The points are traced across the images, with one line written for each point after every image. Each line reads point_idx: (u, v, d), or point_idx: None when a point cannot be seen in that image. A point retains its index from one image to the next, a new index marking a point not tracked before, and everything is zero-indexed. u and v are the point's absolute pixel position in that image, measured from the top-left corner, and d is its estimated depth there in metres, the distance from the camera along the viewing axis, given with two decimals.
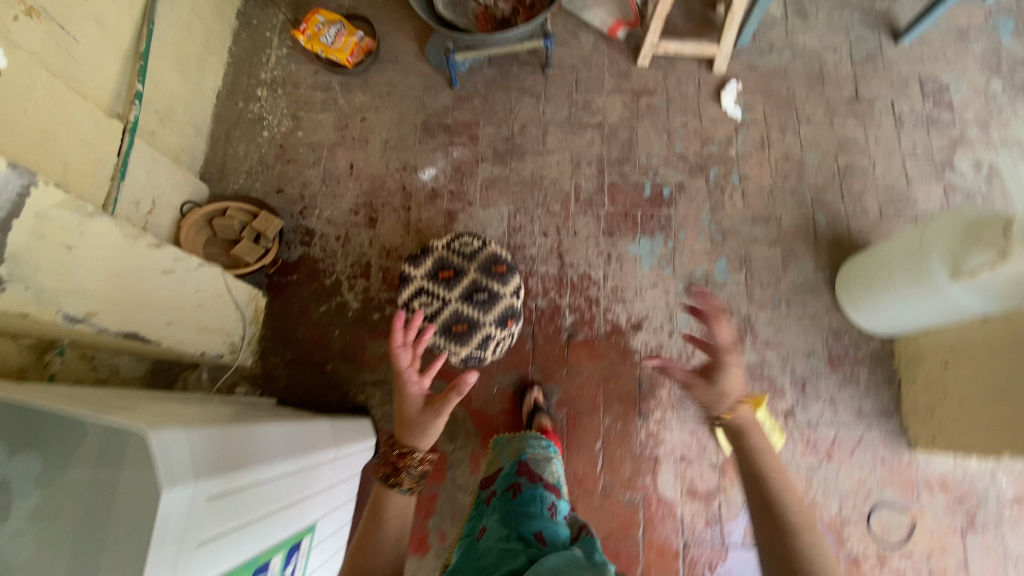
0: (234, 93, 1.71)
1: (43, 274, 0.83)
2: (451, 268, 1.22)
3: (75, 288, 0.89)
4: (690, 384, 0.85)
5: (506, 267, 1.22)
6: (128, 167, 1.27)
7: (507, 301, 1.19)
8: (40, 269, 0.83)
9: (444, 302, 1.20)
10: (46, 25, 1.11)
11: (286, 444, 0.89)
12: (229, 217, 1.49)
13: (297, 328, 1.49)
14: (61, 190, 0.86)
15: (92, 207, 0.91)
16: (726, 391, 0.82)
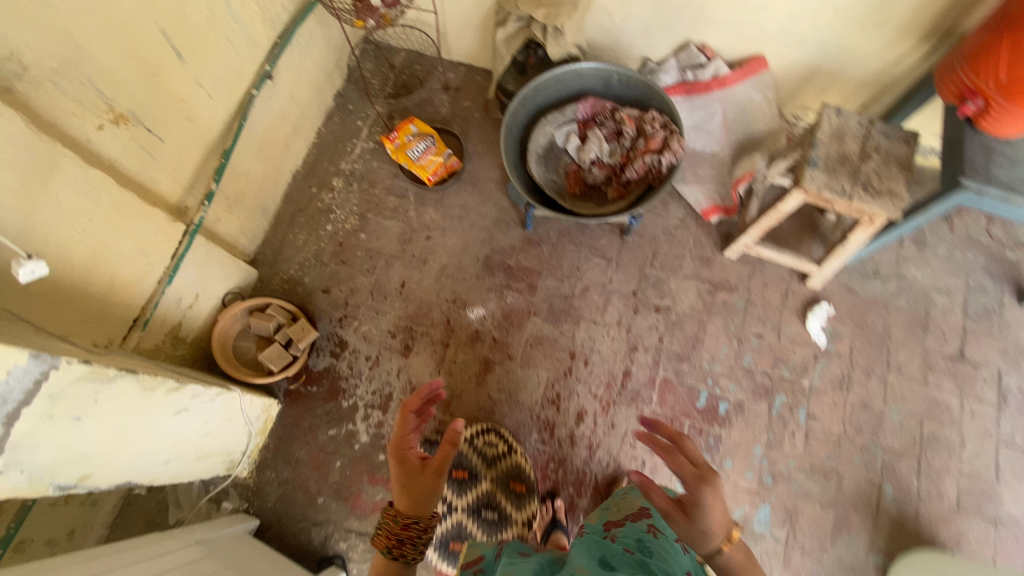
0: (311, 177, 1.70)
1: (43, 454, 0.78)
2: (466, 468, 1.12)
3: (76, 456, 0.84)
4: (670, 513, 0.82)
5: (526, 487, 1.12)
6: (180, 267, 1.24)
7: (516, 531, 1.07)
8: (42, 449, 0.78)
9: (449, 507, 1.09)
10: (133, 131, 1.09)
11: None
12: (268, 315, 1.45)
13: (301, 446, 1.43)
14: (85, 362, 0.81)
15: (114, 371, 0.86)
16: (710, 525, 0.80)
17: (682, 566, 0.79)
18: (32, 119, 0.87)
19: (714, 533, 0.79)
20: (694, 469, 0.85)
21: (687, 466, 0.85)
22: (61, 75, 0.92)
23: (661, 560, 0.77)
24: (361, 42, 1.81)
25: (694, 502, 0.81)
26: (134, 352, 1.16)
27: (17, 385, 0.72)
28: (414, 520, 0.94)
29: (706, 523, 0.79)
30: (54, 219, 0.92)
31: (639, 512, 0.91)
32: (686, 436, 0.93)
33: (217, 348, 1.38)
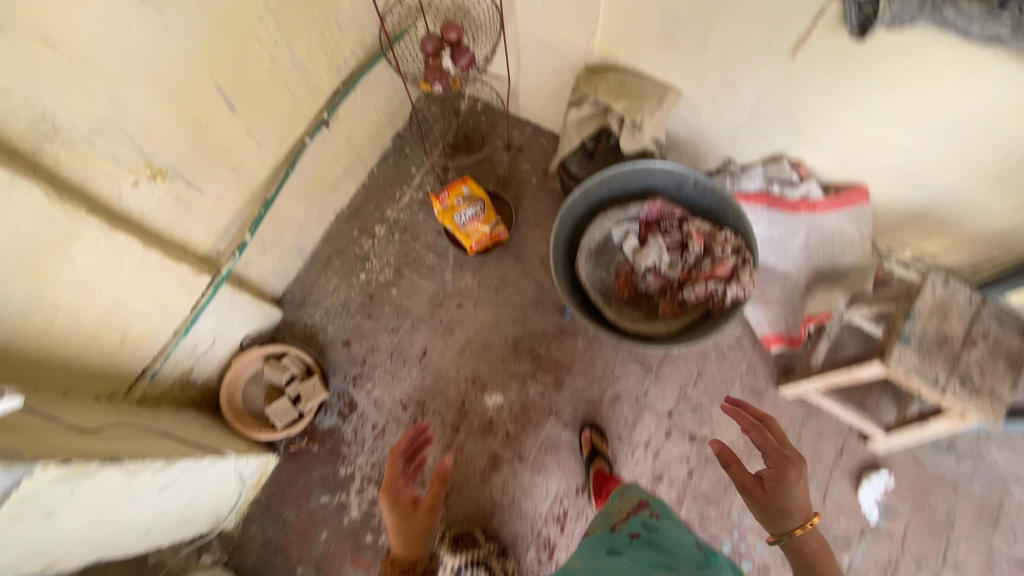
0: (354, 219, 1.65)
1: (8, 552, 0.75)
2: None
3: (44, 546, 0.80)
4: (750, 491, 0.85)
5: None
6: (200, 317, 1.20)
7: None
8: (8, 547, 0.74)
9: None
10: (171, 185, 1.04)
11: None
12: (283, 366, 1.41)
13: (291, 508, 1.38)
14: (63, 463, 0.76)
15: (95, 465, 0.81)
16: (790, 505, 0.82)
17: (690, 539, 0.83)
18: (59, 188, 0.83)
19: (792, 514, 0.81)
20: (777, 448, 0.87)
21: (771, 444, 0.87)
22: (101, 137, 0.88)
23: (665, 541, 0.82)
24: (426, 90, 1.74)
25: (774, 480, 0.83)
26: (139, 403, 1.14)
27: None
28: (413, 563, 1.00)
29: (786, 500, 0.81)
30: (70, 287, 0.88)
31: (638, 502, 0.95)
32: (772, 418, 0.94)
33: (224, 396, 1.34)
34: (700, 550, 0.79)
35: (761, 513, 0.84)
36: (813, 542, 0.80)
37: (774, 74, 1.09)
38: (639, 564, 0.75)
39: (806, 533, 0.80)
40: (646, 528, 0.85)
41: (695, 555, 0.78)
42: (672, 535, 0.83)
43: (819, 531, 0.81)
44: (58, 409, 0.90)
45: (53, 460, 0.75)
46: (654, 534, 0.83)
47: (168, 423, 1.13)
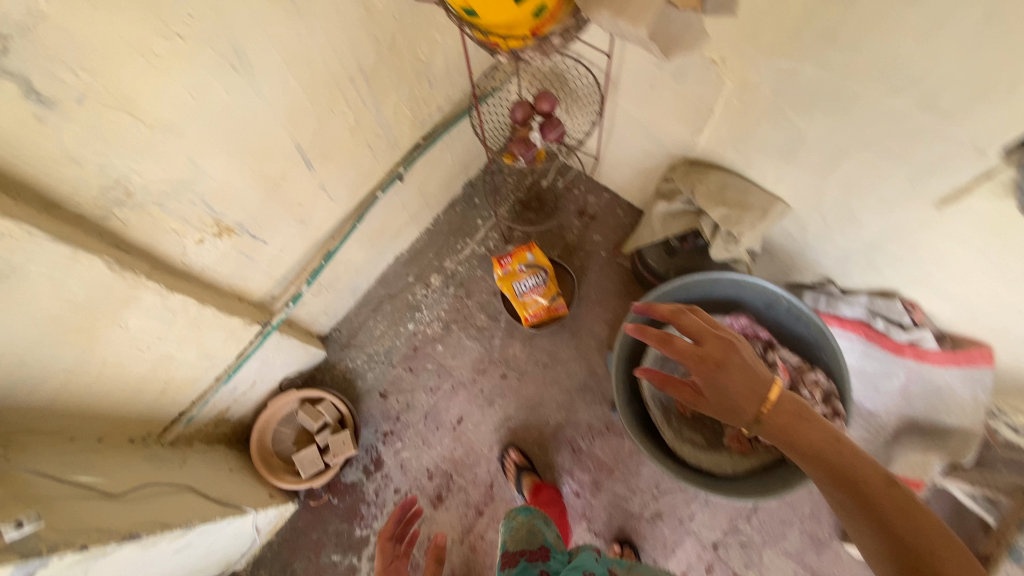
0: (412, 264, 1.60)
1: None
2: None
3: None
4: (697, 404, 0.80)
5: None
6: (244, 364, 1.17)
7: None
8: None
9: None
10: (237, 240, 1.00)
11: None
12: (318, 413, 1.37)
13: (301, 560, 1.34)
14: (79, 549, 0.73)
15: (111, 547, 0.78)
16: (735, 402, 0.76)
17: None
18: (123, 254, 0.80)
19: (740, 409, 0.76)
20: (697, 352, 0.78)
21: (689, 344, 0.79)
22: (173, 200, 0.84)
23: None
24: None
25: (706, 386, 0.77)
26: (171, 445, 1.12)
27: None
28: None
29: (727, 394, 0.76)
30: (120, 345, 0.86)
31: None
32: (681, 310, 0.84)
33: (256, 436, 1.32)
34: None
35: (720, 416, 0.78)
36: (784, 420, 0.75)
37: (906, 218, 0.95)
38: None
39: (771, 414, 0.76)
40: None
41: None
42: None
43: (784, 401, 0.76)
44: (89, 464, 0.88)
45: (68, 549, 0.71)
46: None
47: (193, 474, 1.10)
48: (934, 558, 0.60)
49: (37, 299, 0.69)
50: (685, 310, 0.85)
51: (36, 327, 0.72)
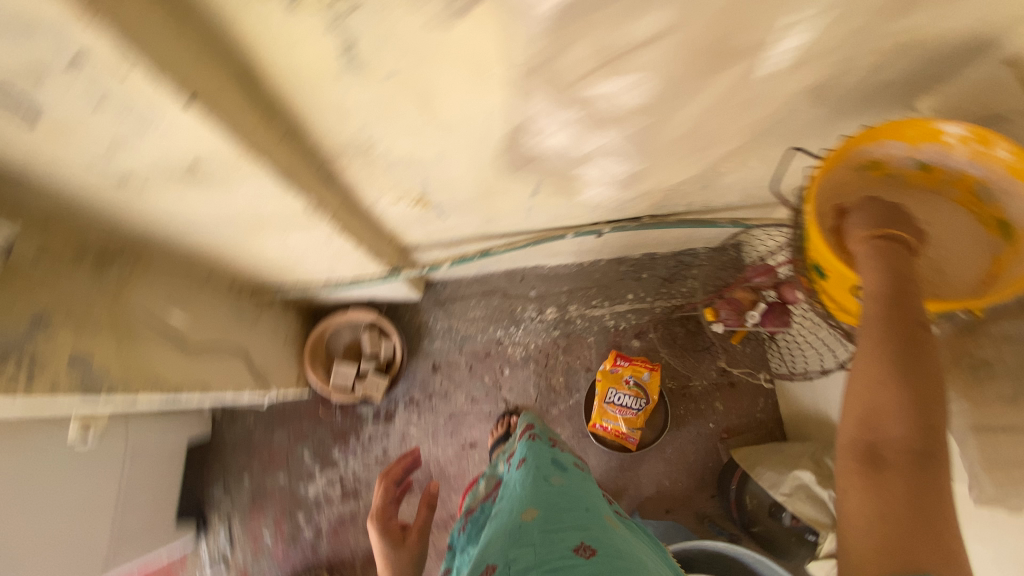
0: (545, 282, 1.47)
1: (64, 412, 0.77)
2: None
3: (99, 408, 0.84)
4: (845, 220, 0.60)
5: None
6: (353, 285, 1.16)
7: None
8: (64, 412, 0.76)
9: None
10: (422, 211, 0.92)
11: None
12: (376, 346, 1.39)
13: (281, 433, 1.41)
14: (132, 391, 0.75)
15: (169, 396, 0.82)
16: (851, 228, 0.58)
17: (601, 516, 0.83)
18: (325, 191, 0.74)
19: (851, 222, 0.58)
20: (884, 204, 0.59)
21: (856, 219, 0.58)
22: (402, 168, 0.75)
23: (608, 541, 0.76)
24: (727, 242, 1.36)
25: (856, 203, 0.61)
26: (257, 301, 1.16)
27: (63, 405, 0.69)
28: None
29: (855, 220, 0.58)
30: (270, 243, 0.83)
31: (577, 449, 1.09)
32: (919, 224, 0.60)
33: (320, 328, 1.36)
34: (619, 532, 0.80)
35: (843, 238, 0.59)
36: (879, 252, 0.54)
37: None
38: (573, 539, 0.75)
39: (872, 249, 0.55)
40: (582, 471, 0.97)
41: (611, 532, 0.79)
42: (592, 490, 0.91)
43: (897, 247, 0.54)
44: (185, 304, 0.90)
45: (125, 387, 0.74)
46: (593, 506, 0.85)
47: (256, 336, 1.13)
48: (914, 384, 0.46)
49: (234, 202, 0.66)
50: (926, 228, 0.60)
51: (213, 213, 0.69)
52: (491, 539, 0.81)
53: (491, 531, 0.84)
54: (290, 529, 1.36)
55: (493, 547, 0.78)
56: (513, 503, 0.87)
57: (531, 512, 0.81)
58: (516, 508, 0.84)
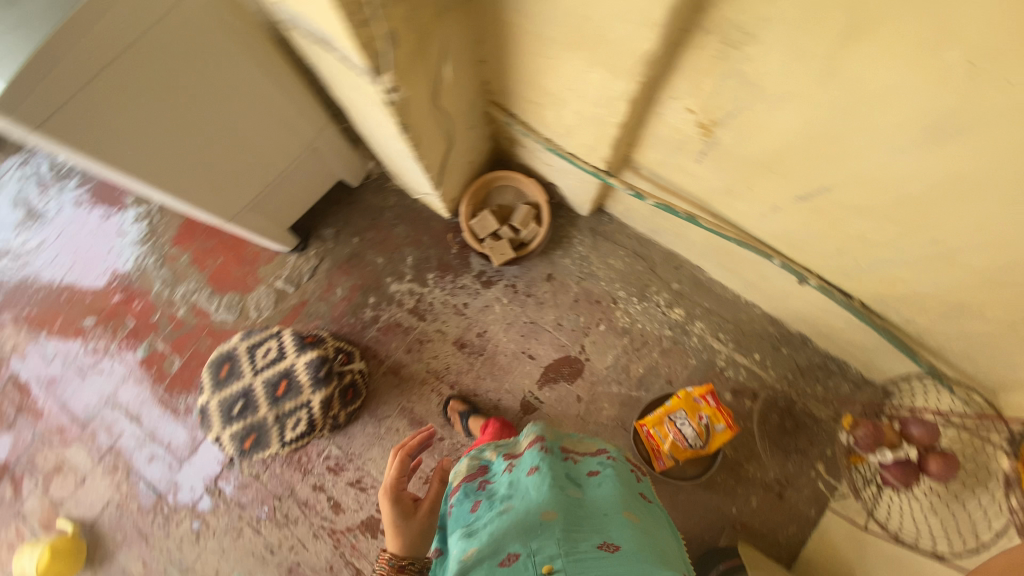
0: (695, 288, 1.38)
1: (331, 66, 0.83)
2: (286, 380, 1.32)
3: (340, 84, 0.91)
4: None
5: (277, 420, 1.32)
6: (562, 158, 1.14)
7: (263, 412, 1.33)
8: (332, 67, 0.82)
9: (283, 358, 1.35)
10: (693, 140, 0.89)
11: (142, 177, 0.93)
12: (523, 224, 1.39)
13: (405, 229, 1.50)
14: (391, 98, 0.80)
15: (400, 124, 0.86)
16: None
17: (618, 506, 0.88)
18: (664, 57, 0.72)
19: None
20: None
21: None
22: (741, 82, 0.71)
23: (628, 537, 0.81)
24: (886, 381, 1.24)
25: None
26: (482, 112, 1.19)
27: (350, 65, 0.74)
28: (410, 561, 0.92)
29: None
30: (566, 69, 0.83)
31: (598, 447, 1.08)
32: None
33: (496, 175, 1.40)
34: (631, 518, 0.87)
35: None
36: None
37: None
38: (596, 537, 0.79)
39: None
40: (599, 474, 0.97)
41: (631, 527, 0.84)
42: (610, 490, 0.93)
43: None
44: (458, 66, 0.93)
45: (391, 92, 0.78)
46: (610, 508, 0.88)
47: (462, 139, 1.17)
48: None
49: (604, 8, 0.65)
50: None
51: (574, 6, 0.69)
52: (505, 537, 0.79)
53: (496, 528, 0.80)
54: (358, 300, 1.47)
55: (510, 535, 0.79)
56: (526, 506, 0.84)
57: (552, 516, 0.81)
58: (531, 507, 0.83)
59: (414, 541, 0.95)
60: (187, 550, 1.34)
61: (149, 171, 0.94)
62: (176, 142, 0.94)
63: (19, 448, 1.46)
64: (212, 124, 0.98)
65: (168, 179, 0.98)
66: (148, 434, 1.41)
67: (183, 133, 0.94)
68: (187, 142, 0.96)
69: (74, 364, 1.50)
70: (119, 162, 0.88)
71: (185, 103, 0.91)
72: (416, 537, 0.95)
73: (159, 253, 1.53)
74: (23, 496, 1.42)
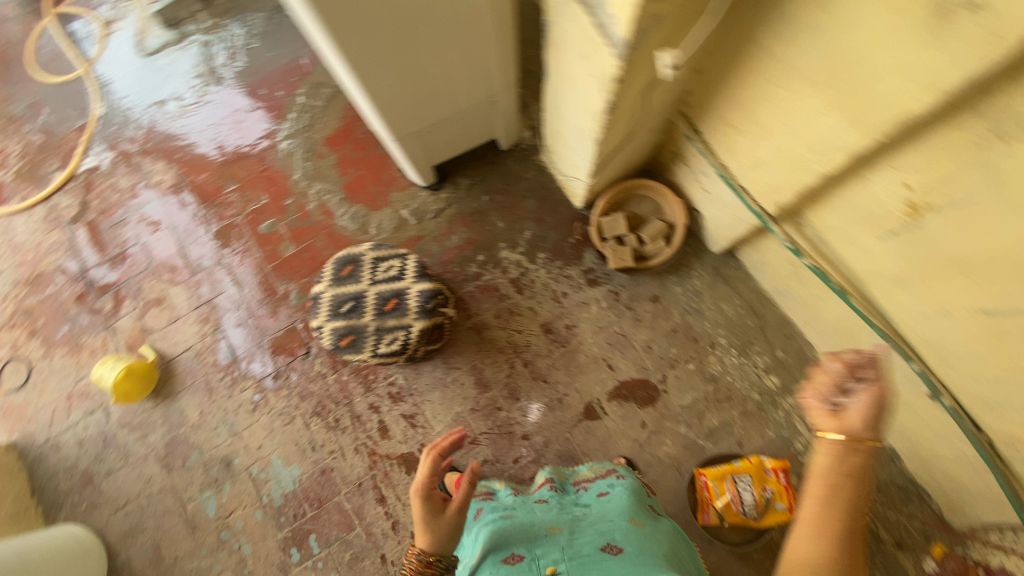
0: (798, 362, 1.34)
1: (574, 29, 0.84)
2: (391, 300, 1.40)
3: (566, 48, 0.91)
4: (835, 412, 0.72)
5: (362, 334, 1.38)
6: (730, 190, 1.11)
7: None
8: (576, 29, 0.83)
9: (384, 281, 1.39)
10: (893, 216, 0.86)
11: (356, 73, 0.99)
12: (652, 240, 1.37)
13: (533, 203, 1.53)
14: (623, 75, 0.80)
15: (611, 102, 0.87)
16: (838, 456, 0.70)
17: (623, 519, 0.92)
18: (919, 125, 0.70)
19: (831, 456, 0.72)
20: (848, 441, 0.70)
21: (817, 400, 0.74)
22: (991, 175, 0.68)
23: (636, 546, 0.84)
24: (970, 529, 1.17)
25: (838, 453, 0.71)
26: (666, 119, 1.18)
27: (604, 32, 0.75)
28: (434, 559, 0.91)
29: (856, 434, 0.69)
30: (797, 105, 0.82)
31: (607, 471, 1.17)
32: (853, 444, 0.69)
33: (644, 183, 1.37)
34: (639, 527, 0.91)
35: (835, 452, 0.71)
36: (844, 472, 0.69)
37: None
38: (598, 540, 0.85)
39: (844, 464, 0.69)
40: (610, 492, 1.05)
41: (642, 535, 0.88)
42: (620, 503, 0.99)
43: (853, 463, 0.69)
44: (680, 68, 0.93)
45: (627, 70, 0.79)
46: (616, 516, 0.94)
47: (638, 138, 1.16)
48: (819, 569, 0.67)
49: (892, 55, 0.64)
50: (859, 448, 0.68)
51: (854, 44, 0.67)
52: (514, 540, 0.87)
53: (499, 529, 0.90)
54: (467, 253, 1.51)
55: (517, 540, 0.86)
56: (531, 521, 0.94)
57: (556, 530, 0.90)
58: (539, 523, 0.92)
59: (442, 539, 0.92)
60: (241, 417, 1.42)
61: (355, 63, 0.97)
62: (390, 46, 0.97)
63: (131, 272, 1.58)
64: (425, 42, 1.00)
65: (366, 77, 1.01)
66: (244, 302, 1.50)
67: (400, 42, 0.97)
68: (403, 56, 1.01)
69: (200, 216, 1.61)
70: (347, 53, 0.93)
71: (420, 22, 0.95)
72: (443, 538, 0.91)
73: (311, 147, 1.63)
74: (119, 314, 1.54)
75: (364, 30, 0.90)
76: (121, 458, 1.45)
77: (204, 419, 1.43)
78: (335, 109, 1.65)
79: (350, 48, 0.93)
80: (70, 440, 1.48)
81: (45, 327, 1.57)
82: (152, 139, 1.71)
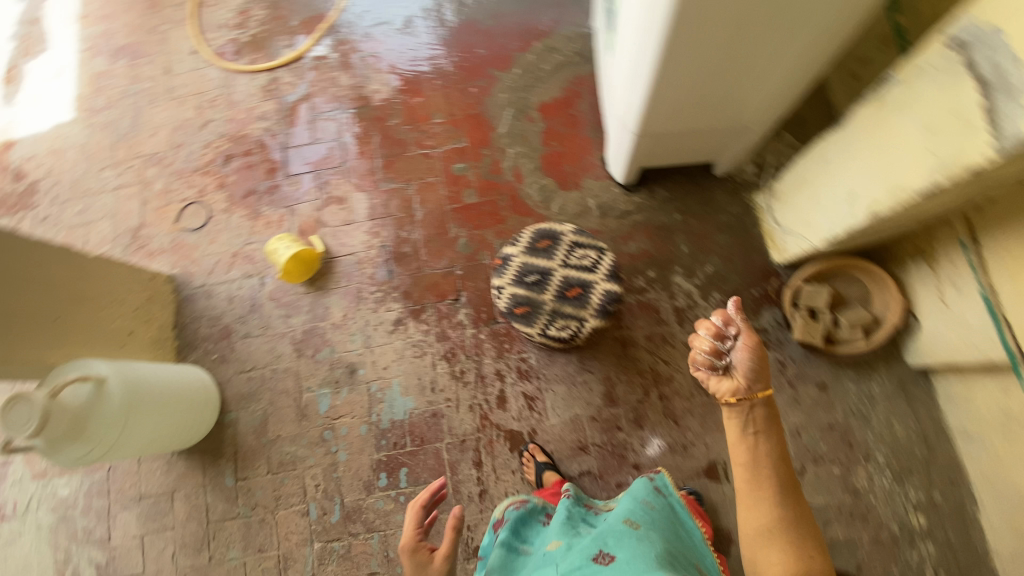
0: (955, 513, 1.22)
1: (937, 100, 0.76)
2: None
3: (900, 115, 0.84)
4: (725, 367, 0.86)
5: None
6: (988, 317, 1.01)
7: None
8: (940, 102, 0.75)
9: None
10: None
11: (661, 62, 0.95)
12: (851, 327, 1.26)
13: (725, 241, 1.46)
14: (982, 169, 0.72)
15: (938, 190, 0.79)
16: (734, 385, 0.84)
17: (619, 521, 0.90)
18: None
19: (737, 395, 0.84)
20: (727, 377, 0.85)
21: (705, 370, 0.87)
22: None
23: (628, 543, 0.82)
24: None
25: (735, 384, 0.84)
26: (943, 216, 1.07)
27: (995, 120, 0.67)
28: None
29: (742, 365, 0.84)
30: None
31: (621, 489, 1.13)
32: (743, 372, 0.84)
33: (871, 268, 1.26)
34: (631, 525, 0.88)
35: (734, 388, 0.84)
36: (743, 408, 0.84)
37: None
38: (587, 550, 0.85)
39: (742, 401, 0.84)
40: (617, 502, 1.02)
41: (639, 533, 0.85)
42: (623, 508, 0.97)
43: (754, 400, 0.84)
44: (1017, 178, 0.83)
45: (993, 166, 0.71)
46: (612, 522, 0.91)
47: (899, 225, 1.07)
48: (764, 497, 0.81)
49: None
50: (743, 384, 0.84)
51: None
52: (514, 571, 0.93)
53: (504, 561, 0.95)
54: (639, 264, 1.46)
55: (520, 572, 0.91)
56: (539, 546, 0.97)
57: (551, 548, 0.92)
58: (542, 547, 0.96)
59: None
60: (378, 334, 1.47)
61: (667, 54, 0.93)
62: (709, 48, 0.92)
63: (322, 162, 1.65)
64: (740, 56, 0.95)
65: (664, 74, 0.98)
66: (416, 230, 1.54)
67: (721, 47, 0.92)
68: (712, 62, 0.96)
69: (400, 135, 1.65)
70: (672, 42, 0.90)
71: (754, 35, 0.90)
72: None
73: (523, 107, 1.62)
74: (301, 197, 1.62)
75: (703, 25, 0.87)
76: (261, 327, 1.54)
77: (345, 322, 1.49)
78: (559, 79, 1.64)
79: (675, 38, 0.90)
80: (222, 293, 1.59)
81: (233, 184, 1.68)
82: (379, 48, 1.76)
